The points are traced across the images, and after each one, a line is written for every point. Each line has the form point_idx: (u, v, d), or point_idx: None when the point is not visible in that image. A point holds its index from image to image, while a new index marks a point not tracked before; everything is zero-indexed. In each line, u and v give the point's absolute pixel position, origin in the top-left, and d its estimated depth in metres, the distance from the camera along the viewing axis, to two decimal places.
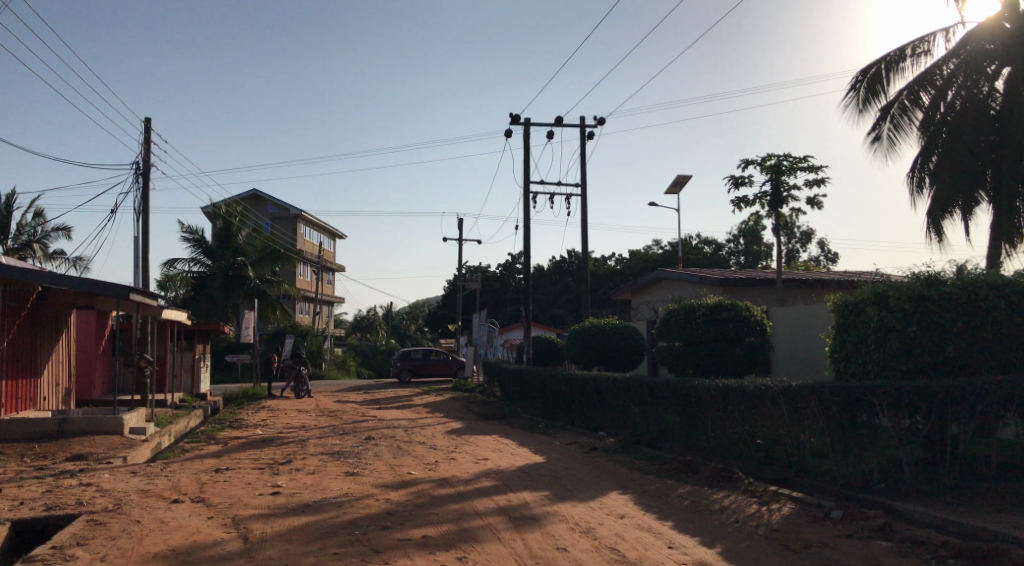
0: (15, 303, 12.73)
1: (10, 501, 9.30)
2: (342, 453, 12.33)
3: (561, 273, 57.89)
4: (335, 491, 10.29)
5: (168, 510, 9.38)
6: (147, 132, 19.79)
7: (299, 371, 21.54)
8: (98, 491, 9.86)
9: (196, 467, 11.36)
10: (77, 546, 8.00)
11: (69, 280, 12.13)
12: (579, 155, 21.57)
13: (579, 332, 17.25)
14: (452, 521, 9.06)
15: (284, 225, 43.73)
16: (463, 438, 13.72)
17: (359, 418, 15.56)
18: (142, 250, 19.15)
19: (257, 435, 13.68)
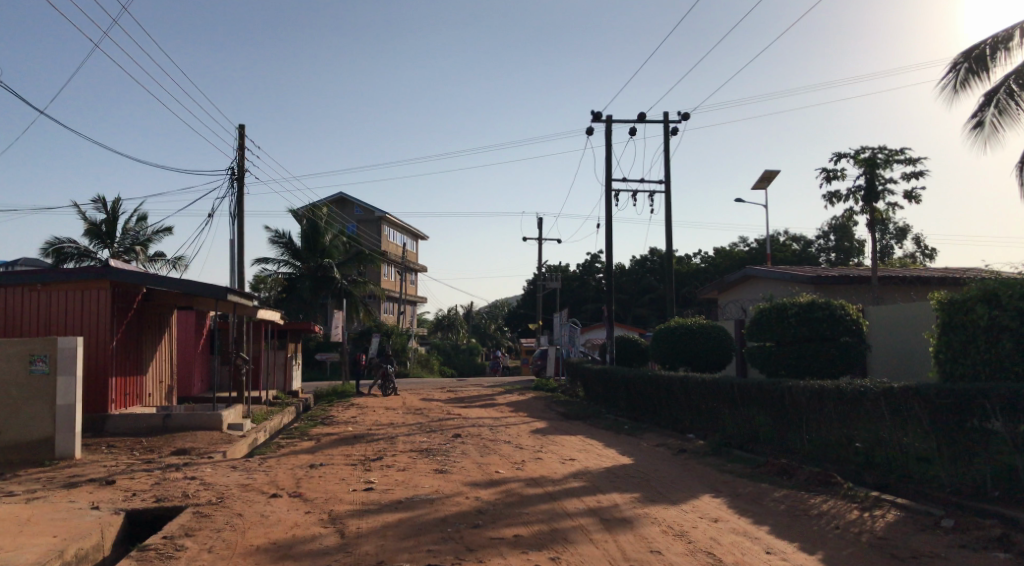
0: (123, 304, 13.38)
1: (123, 492, 9.79)
2: (431, 451, 12.48)
3: (642, 270, 57.25)
4: (426, 488, 10.43)
5: (268, 504, 9.69)
6: (241, 138, 20.54)
7: (387, 369, 21.92)
8: (202, 484, 10.26)
9: (291, 462, 11.70)
10: (186, 537, 8.36)
11: (173, 281, 12.67)
12: (664, 153, 21.29)
13: (665, 332, 17.02)
14: (543, 522, 9.05)
15: (369, 226, 44.69)
16: (549, 438, 13.72)
17: (445, 416, 15.75)
18: (239, 251, 19.84)
19: (348, 432, 13.99)
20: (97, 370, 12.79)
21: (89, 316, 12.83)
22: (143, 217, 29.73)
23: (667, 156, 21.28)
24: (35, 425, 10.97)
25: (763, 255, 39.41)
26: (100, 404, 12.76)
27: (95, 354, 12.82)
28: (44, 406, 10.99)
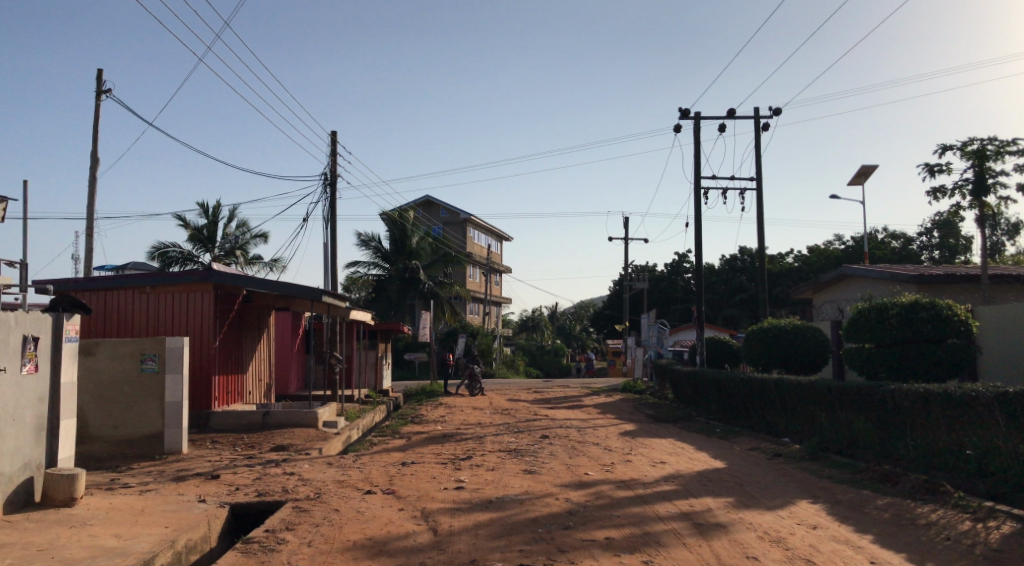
0: (224, 306, 13.99)
1: (228, 486, 10.21)
2: (520, 452, 12.52)
3: (732, 271, 55.89)
4: (516, 488, 10.47)
5: (363, 500, 9.93)
6: (334, 144, 21.15)
7: (473, 370, 22.12)
8: (300, 480, 10.61)
9: (384, 460, 11.96)
10: (287, 531, 8.65)
11: (271, 284, 13.16)
12: (755, 149, 20.75)
13: (757, 332, 16.62)
14: (634, 525, 8.94)
15: (455, 229, 45.29)
16: (638, 440, 13.56)
17: (532, 416, 15.80)
18: (331, 255, 20.43)
19: (437, 431, 14.20)
20: (201, 369, 13.40)
21: (194, 317, 13.47)
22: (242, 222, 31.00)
23: (757, 153, 20.75)
24: (147, 420, 11.58)
25: (861, 253, 37.86)
26: (205, 401, 13.38)
27: (200, 354, 13.44)
28: (154, 402, 11.58)
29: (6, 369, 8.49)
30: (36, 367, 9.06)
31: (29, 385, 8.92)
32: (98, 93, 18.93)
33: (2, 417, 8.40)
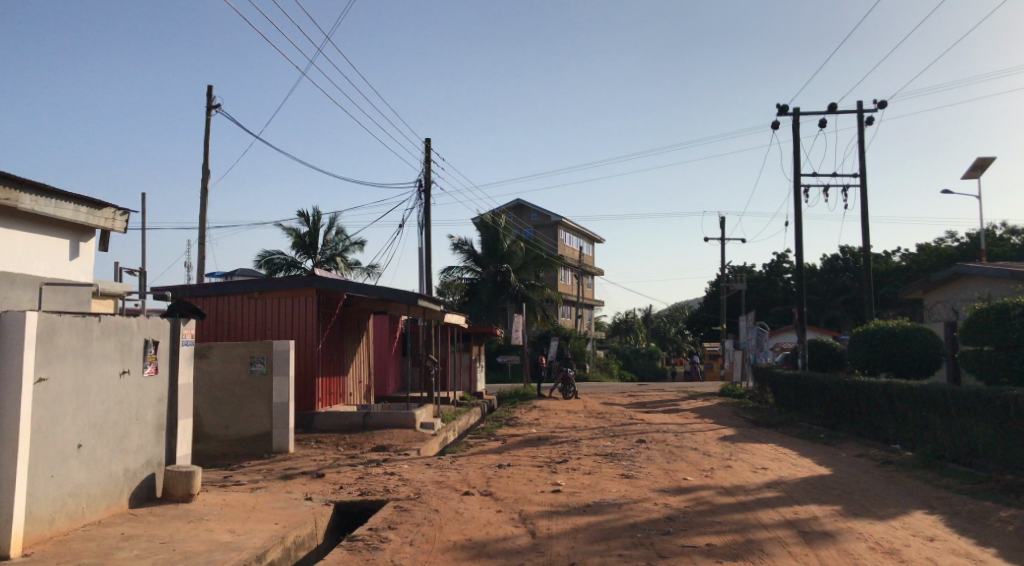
0: (326, 310, 14.49)
1: (333, 485, 10.55)
2: (616, 456, 12.43)
3: (834, 271, 53.88)
4: (614, 493, 10.39)
5: (462, 502, 10.07)
6: (428, 151, 21.57)
7: (566, 373, 22.05)
8: (401, 480, 10.85)
9: (481, 462, 12.09)
10: (390, 529, 8.87)
11: (370, 288, 13.54)
12: (859, 144, 19.92)
13: (864, 334, 15.96)
14: (736, 532, 8.72)
15: (546, 232, 45.41)
16: (738, 445, 13.24)
17: (628, 420, 15.65)
18: (426, 259, 20.82)
19: (532, 434, 14.24)
20: (306, 371, 13.92)
21: (298, 321, 13.99)
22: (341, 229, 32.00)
23: (861, 148, 19.91)
24: (256, 420, 12.10)
25: (977, 250, 35.85)
26: (309, 402, 13.89)
27: (304, 356, 13.95)
28: (262, 403, 12.09)
29: (130, 371, 9.04)
30: (156, 370, 9.60)
31: (150, 386, 9.47)
32: (208, 108, 19.91)
33: (127, 417, 8.94)
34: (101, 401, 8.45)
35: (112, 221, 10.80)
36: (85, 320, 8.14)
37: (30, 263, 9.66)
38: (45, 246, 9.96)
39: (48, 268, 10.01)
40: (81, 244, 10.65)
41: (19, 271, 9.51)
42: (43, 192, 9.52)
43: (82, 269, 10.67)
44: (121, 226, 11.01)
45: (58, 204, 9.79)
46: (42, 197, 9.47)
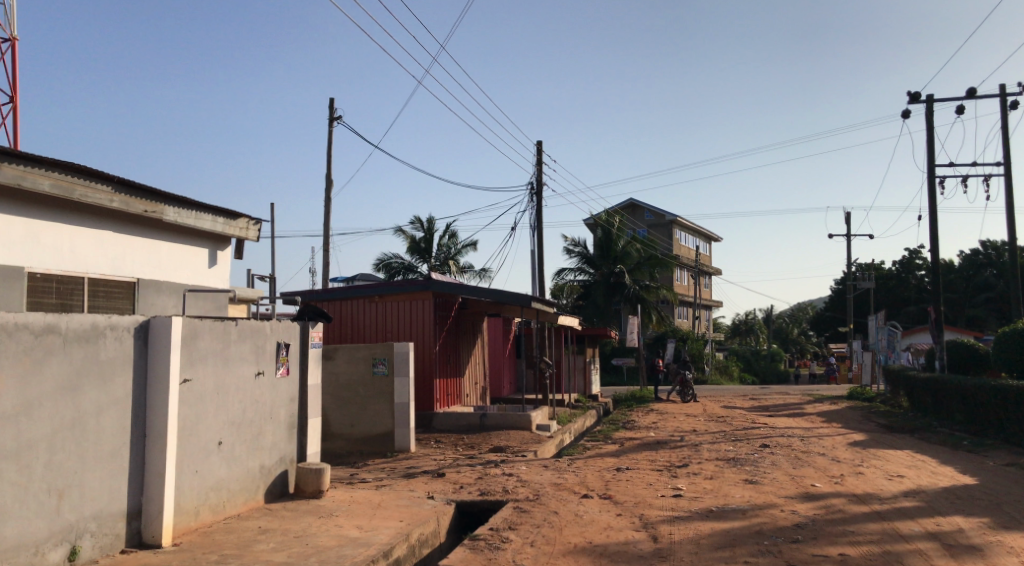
0: (442, 312, 14.79)
1: (453, 484, 10.74)
2: (739, 460, 12.06)
3: (975, 267, 50.34)
4: (737, 498, 10.08)
5: (581, 504, 10.01)
6: (540, 154, 21.68)
7: (684, 375, 21.57)
8: (519, 481, 10.91)
9: (599, 465, 12.00)
10: (510, 530, 8.92)
11: (484, 290, 13.70)
12: (1001, 130, 18.50)
13: (1011, 334, 14.82)
14: (872, 542, 8.26)
15: (661, 231, 44.73)
16: (871, 452, 12.55)
17: (750, 424, 15.16)
18: (538, 262, 20.91)
19: (650, 437, 14.01)
20: (424, 372, 14.26)
21: (416, 324, 14.35)
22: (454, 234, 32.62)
23: (1004, 135, 18.48)
24: (379, 420, 12.48)
25: None
26: (428, 402, 14.23)
27: (422, 358, 14.30)
28: (384, 404, 12.47)
29: (264, 372, 9.52)
30: (288, 371, 10.07)
31: (282, 386, 9.95)
32: (330, 120, 20.75)
33: (262, 416, 9.42)
34: (238, 401, 8.93)
35: (246, 231, 11.43)
36: (224, 324, 8.62)
37: (175, 271, 10.35)
38: (189, 256, 10.64)
39: (191, 276, 10.69)
40: (219, 253, 11.32)
41: (166, 279, 10.20)
42: (184, 205, 10.21)
43: (221, 277, 11.34)
44: (254, 235, 11.63)
45: (198, 216, 10.45)
46: (184, 210, 10.14)
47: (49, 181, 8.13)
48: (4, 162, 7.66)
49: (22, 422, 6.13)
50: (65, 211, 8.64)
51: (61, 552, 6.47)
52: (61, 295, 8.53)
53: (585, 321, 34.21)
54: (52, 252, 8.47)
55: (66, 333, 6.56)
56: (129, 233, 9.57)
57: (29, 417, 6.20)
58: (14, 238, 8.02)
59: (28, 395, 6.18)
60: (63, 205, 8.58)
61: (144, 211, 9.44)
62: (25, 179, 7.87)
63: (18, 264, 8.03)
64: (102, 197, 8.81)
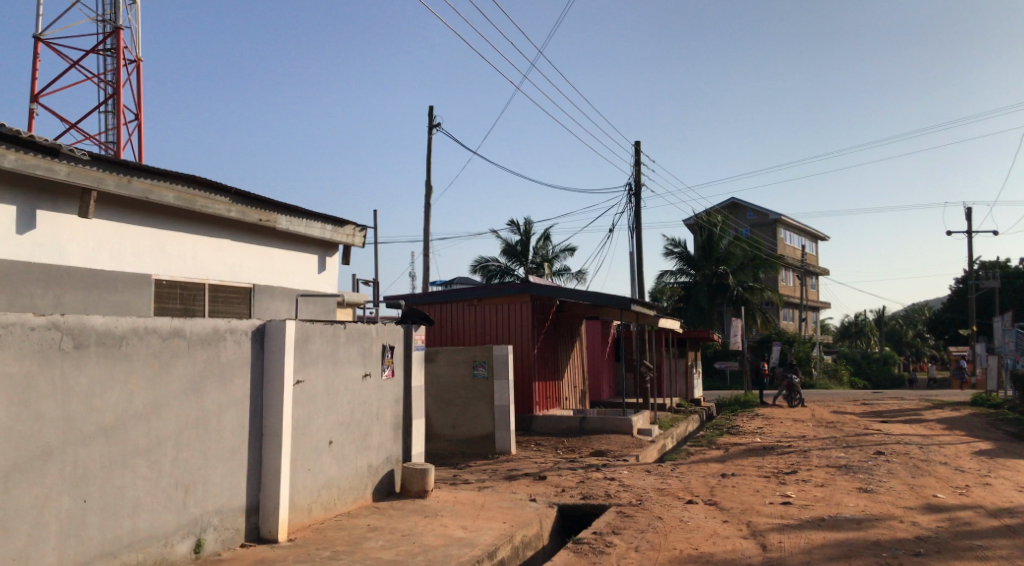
0: (541, 315, 14.83)
1: (555, 487, 10.75)
2: (852, 468, 11.54)
3: None
4: (852, 508, 9.65)
5: (686, 510, 9.82)
6: (638, 154, 21.46)
7: (791, 379, 20.84)
8: (622, 486, 10.80)
9: (703, 470, 11.74)
10: (614, 534, 8.84)
11: (583, 293, 13.65)
12: None
13: None
14: (1004, 559, 7.74)
15: (764, 230, 43.46)
16: (999, 461, 11.77)
17: (863, 431, 14.49)
18: (637, 264, 20.68)
19: (756, 443, 13.60)
20: (523, 375, 14.35)
21: (515, 327, 14.46)
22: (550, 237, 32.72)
23: None
24: (480, 423, 12.63)
25: None
26: (528, 405, 14.31)
27: (521, 361, 14.39)
28: (485, 406, 12.60)
29: (371, 374, 9.80)
30: (393, 373, 10.32)
31: (388, 387, 10.20)
32: (430, 127, 21.17)
33: (369, 416, 9.69)
34: (347, 401, 9.22)
35: (352, 237, 11.80)
36: (333, 327, 8.92)
37: (287, 276, 10.79)
38: (300, 262, 11.08)
39: (302, 281, 11.11)
40: (327, 259, 11.74)
41: (279, 284, 10.65)
42: (296, 213, 10.64)
43: (329, 282, 11.75)
44: (360, 241, 11.99)
45: (308, 224, 10.87)
46: (296, 218, 10.57)
47: (173, 193, 8.63)
48: (133, 177, 8.19)
49: (152, 420, 6.51)
50: (187, 221, 9.16)
51: (187, 544, 6.84)
52: (184, 300, 9.04)
53: (686, 324, 33.60)
54: (177, 260, 8.98)
55: (190, 337, 6.93)
56: (246, 241, 10.05)
57: (158, 416, 6.58)
58: (143, 247, 8.55)
59: (157, 395, 6.57)
60: (185, 216, 9.10)
61: (259, 219, 9.90)
62: (152, 193, 8.39)
63: (146, 272, 8.55)
64: (221, 207, 9.30)
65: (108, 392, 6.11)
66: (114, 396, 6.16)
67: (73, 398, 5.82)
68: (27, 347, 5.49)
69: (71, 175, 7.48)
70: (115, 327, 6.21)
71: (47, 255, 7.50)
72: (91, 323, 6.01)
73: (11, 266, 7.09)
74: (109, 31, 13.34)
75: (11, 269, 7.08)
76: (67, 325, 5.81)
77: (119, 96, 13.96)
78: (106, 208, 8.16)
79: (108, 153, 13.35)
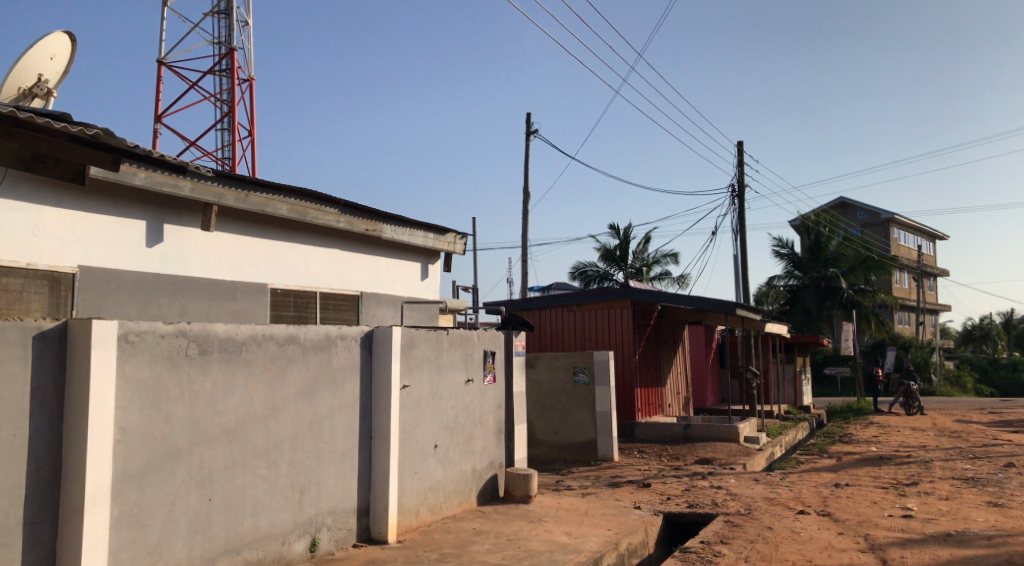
0: (642, 321, 14.66)
1: (660, 495, 10.57)
2: (980, 481, 10.84)
3: None
4: (981, 522, 9.06)
5: (797, 521, 9.46)
6: (740, 154, 20.92)
7: (909, 386, 19.78)
8: (729, 494, 10.51)
9: (815, 480, 11.29)
10: (722, 544, 8.62)
11: (685, 298, 13.40)
12: None
13: None
14: None
15: (876, 230, 41.53)
16: None
17: (991, 441, 13.59)
18: (741, 267, 20.13)
19: (872, 452, 12.98)
20: (625, 381, 14.21)
21: (616, 333, 14.34)
22: (649, 241, 32.31)
23: None
24: (582, 429, 12.58)
25: None
26: (630, 412, 14.15)
27: (622, 367, 14.25)
28: (587, 412, 12.55)
29: (474, 379, 9.92)
30: (495, 378, 10.43)
31: (490, 393, 10.31)
32: (527, 134, 21.33)
33: (473, 421, 9.82)
34: (451, 406, 9.37)
35: (453, 245, 12.01)
36: (437, 333, 9.10)
37: (392, 284, 11.08)
38: (404, 270, 11.36)
39: (406, 288, 11.39)
40: (430, 267, 11.99)
41: (385, 292, 10.95)
42: (400, 223, 10.92)
43: (431, 289, 11.99)
44: (461, 248, 12.19)
45: (412, 233, 11.14)
46: (400, 227, 10.85)
47: (286, 206, 9.01)
48: (251, 191, 8.60)
49: (270, 423, 6.80)
50: (299, 233, 9.55)
51: (303, 543, 7.11)
52: (297, 308, 9.42)
53: (793, 329, 32.46)
54: (290, 270, 9.37)
55: (304, 343, 7.21)
56: (353, 251, 10.39)
57: (276, 419, 6.87)
58: (260, 258, 8.96)
59: (274, 400, 6.86)
60: (298, 228, 9.48)
61: (365, 229, 10.21)
62: (267, 206, 8.80)
63: (262, 281, 8.96)
64: (330, 218, 9.65)
65: (230, 397, 6.43)
66: (236, 400, 6.47)
67: (199, 401, 6.14)
68: (159, 352, 5.82)
69: (194, 191, 7.93)
70: (237, 334, 6.53)
71: (174, 266, 7.97)
72: (215, 330, 6.33)
73: (141, 278, 7.59)
74: (225, 52, 14.07)
75: (141, 281, 7.58)
76: (193, 332, 6.14)
77: (234, 114, 14.70)
78: (227, 221, 8.60)
79: (224, 168, 14.09)
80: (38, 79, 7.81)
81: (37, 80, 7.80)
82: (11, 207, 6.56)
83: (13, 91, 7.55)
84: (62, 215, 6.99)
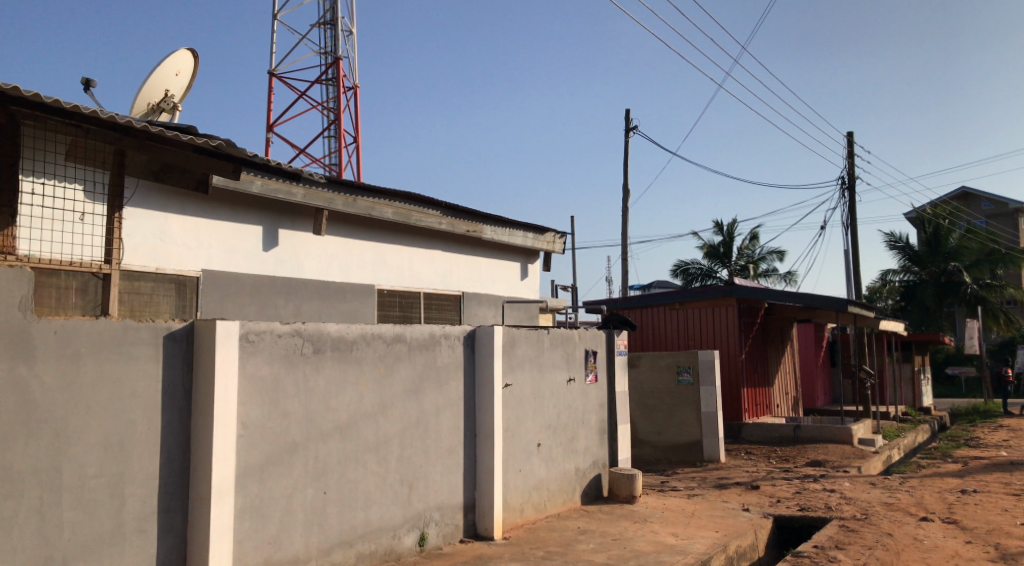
0: (748, 319, 14.25)
1: (769, 498, 10.25)
2: None
3: None
4: None
5: (920, 527, 8.97)
6: (850, 145, 20.02)
7: None
8: (844, 498, 10.08)
9: (939, 485, 10.67)
10: (837, 549, 8.26)
11: (793, 295, 12.95)
12: None
13: None
14: None
15: (1003, 221, 38.91)
16: None
17: None
18: (853, 262, 19.26)
19: (1002, 457, 12.14)
20: (730, 381, 13.85)
21: (721, 331, 14.00)
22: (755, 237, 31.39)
23: None
24: (687, 429, 12.36)
25: None
26: (736, 412, 13.78)
27: (727, 366, 13.90)
28: (692, 413, 12.32)
29: (575, 378, 9.91)
30: (596, 378, 10.38)
31: (592, 392, 10.27)
32: (625, 131, 21.13)
33: (575, 420, 9.81)
34: (554, 405, 9.39)
35: (553, 244, 12.04)
36: (538, 332, 9.14)
37: (493, 284, 11.20)
38: (504, 270, 11.48)
39: (507, 288, 11.49)
40: (529, 266, 12.05)
41: (486, 291, 11.09)
42: (500, 223, 11.04)
43: (532, 288, 12.06)
44: (560, 247, 12.21)
45: (512, 233, 11.23)
46: (500, 227, 10.97)
47: (391, 209, 9.27)
48: (358, 196, 8.90)
49: (379, 420, 7.01)
50: (404, 235, 9.80)
51: (412, 537, 7.29)
52: (403, 308, 9.66)
53: (911, 327, 30.82)
54: (396, 271, 9.63)
55: (410, 342, 7.39)
56: (455, 251, 10.57)
57: (384, 416, 7.08)
58: (367, 260, 9.25)
59: (383, 397, 7.07)
60: (403, 230, 9.74)
61: (466, 230, 10.37)
62: (374, 209, 9.07)
63: (369, 283, 9.23)
64: (432, 220, 9.86)
65: (342, 394, 6.66)
66: (347, 397, 6.71)
67: (314, 398, 6.40)
68: (276, 351, 6.11)
69: (306, 197, 8.28)
70: (347, 333, 6.77)
71: (288, 269, 8.33)
72: (327, 330, 6.58)
73: (258, 281, 7.98)
74: (330, 62, 14.60)
75: (258, 284, 7.96)
76: (308, 332, 6.40)
77: (340, 121, 15.24)
78: (336, 225, 8.92)
79: (332, 174, 14.61)
80: (165, 94, 8.32)
81: (164, 95, 8.31)
82: (141, 215, 7.01)
83: (142, 107, 8.09)
84: (186, 222, 7.42)
